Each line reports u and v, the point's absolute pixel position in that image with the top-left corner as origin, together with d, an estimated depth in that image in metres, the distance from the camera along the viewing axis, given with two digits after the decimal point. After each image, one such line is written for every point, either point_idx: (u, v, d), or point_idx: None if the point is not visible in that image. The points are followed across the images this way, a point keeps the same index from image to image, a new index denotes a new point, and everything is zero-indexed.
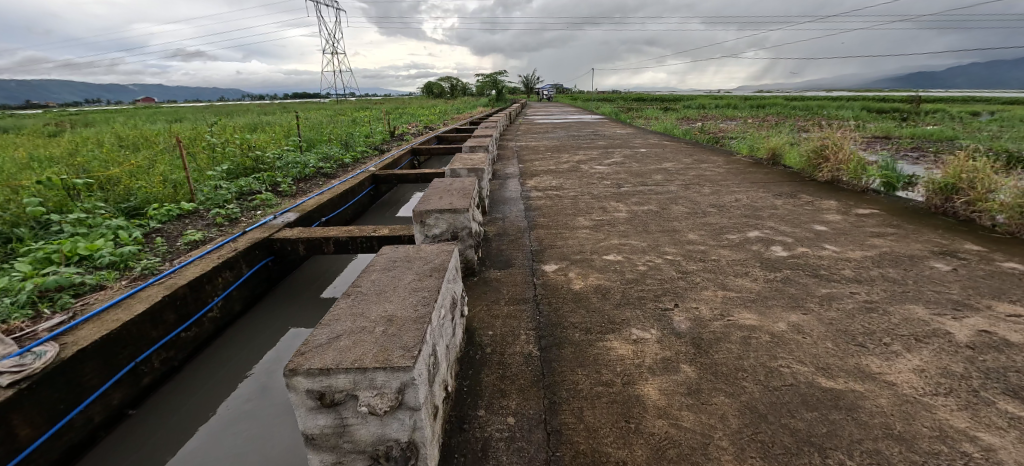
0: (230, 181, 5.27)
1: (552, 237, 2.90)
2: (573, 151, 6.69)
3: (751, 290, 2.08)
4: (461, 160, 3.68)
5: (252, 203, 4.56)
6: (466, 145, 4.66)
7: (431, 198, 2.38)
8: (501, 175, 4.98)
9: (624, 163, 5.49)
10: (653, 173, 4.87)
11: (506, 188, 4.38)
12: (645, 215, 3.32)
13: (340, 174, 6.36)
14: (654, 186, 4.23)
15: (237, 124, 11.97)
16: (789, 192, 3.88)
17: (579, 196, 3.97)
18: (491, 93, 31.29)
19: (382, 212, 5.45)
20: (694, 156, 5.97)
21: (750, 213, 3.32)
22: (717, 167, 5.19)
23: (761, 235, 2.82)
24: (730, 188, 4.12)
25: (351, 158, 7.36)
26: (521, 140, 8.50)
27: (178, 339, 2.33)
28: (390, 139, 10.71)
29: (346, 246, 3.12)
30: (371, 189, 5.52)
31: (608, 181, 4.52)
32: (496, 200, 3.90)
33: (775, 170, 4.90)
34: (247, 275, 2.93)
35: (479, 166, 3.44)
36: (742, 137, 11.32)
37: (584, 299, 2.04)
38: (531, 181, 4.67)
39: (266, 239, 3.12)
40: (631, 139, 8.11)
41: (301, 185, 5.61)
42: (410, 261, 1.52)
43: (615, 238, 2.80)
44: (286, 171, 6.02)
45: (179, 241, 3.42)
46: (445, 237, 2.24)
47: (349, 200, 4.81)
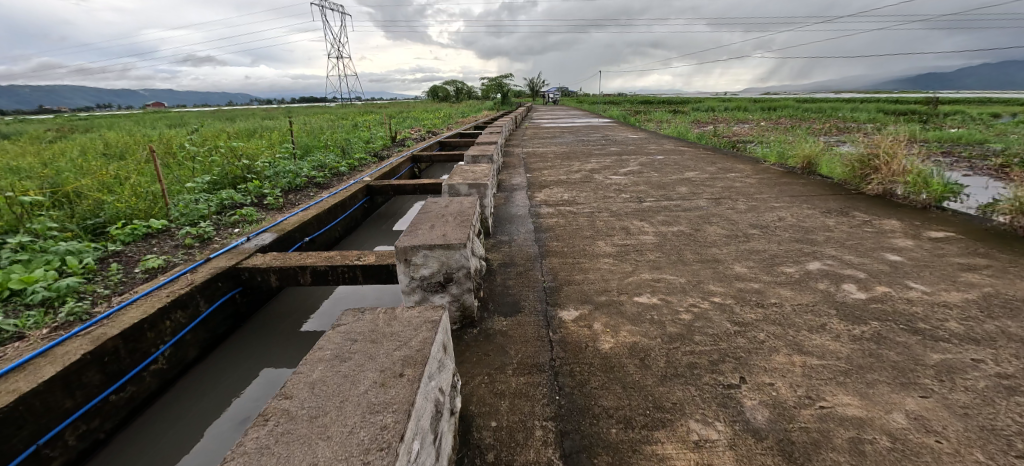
0: (212, 193, 4.85)
1: (569, 268, 2.42)
2: (584, 158, 6.19)
3: (837, 355, 1.58)
4: (461, 174, 3.21)
5: (231, 219, 4.12)
6: (468, 154, 4.19)
7: (420, 229, 1.91)
8: (508, 186, 4.51)
9: (642, 173, 4.99)
10: (678, 185, 4.37)
11: (512, 203, 3.90)
12: (677, 238, 2.82)
13: (334, 183, 5.92)
14: (680, 201, 3.73)
15: (234, 129, 11.60)
16: (841, 209, 3.36)
17: (596, 213, 3.48)
18: (497, 96, 30.86)
19: (376, 226, 4.97)
20: (718, 164, 5.46)
21: (801, 236, 2.81)
22: (747, 177, 4.68)
23: (823, 268, 2.32)
24: (768, 203, 3.61)
25: (348, 166, 6.92)
26: (528, 146, 8.04)
27: (105, 405, 1.89)
28: (391, 144, 10.29)
29: (325, 277, 2.66)
30: (365, 202, 5.06)
31: (626, 194, 4.03)
32: (502, 218, 3.42)
33: (813, 181, 4.38)
34: (206, 314, 2.48)
35: (482, 181, 2.96)
36: (760, 142, 10.76)
37: (617, 367, 1.55)
38: (540, 194, 4.19)
39: (231, 268, 2.68)
40: (645, 144, 7.60)
41: (290, 197, 5.17)
42: (376, 343, 1.05)
43: (645, 272, 2.30)
44: (275, 180, 5.59)
45: (137, 268, 2.98)
46: (437, 279, 1.76)
47: (339, 215, 4.35)
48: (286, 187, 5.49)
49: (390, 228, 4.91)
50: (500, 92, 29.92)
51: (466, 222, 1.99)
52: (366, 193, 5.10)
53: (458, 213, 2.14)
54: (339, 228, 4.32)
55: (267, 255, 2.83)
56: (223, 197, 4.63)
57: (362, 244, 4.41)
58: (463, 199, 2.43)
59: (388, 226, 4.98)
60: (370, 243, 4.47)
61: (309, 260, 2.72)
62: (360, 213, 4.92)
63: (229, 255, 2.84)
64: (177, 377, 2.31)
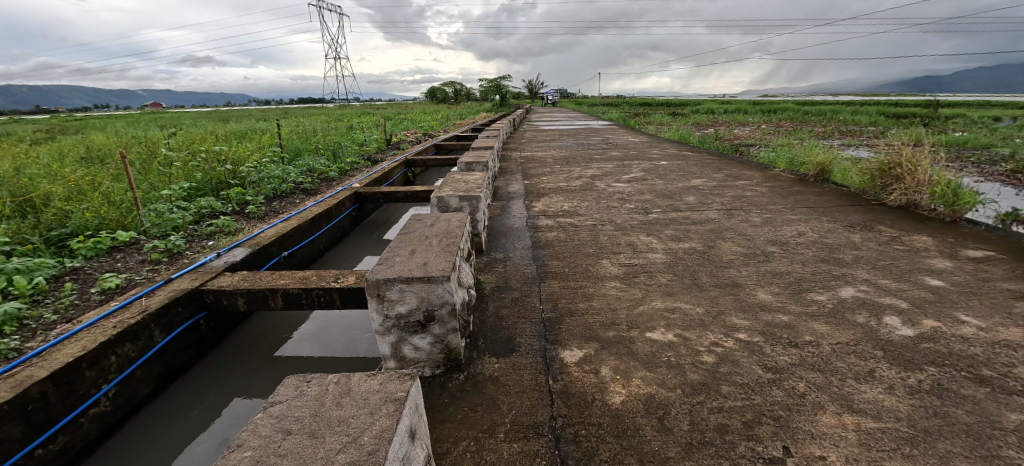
0: (190, 200, 4.56)
1: (570, 294, 2.14)
2: (584, 163, 5.92)
3: (896, 416, 1.32)
4: (453, 184, 2.93)
5: (206, 229, 3.84)
6: (462, 160, 3.91)
7: (398, 256, 1.63)
8: (504, 195, 4.23)
9: (646, 180, 4.72)
10: (685, 193, 4.10)
11: (508, 213, 3.63)
12: (690, 258, 2.55)
13: (323, 189, 5.64)
14: (689, 212, 3.46)
15: (224, 131, 11.29)
16: (864, 223, 3.10)
17: (599, 226, 3.20)
18: (496, 98, 30.58)
19: (365, 237, 4.68)
20: (725, 170, 5.20)
21: (826, 255, 2.55)
22: (757, 185, 4.42)
23: (858, 296, 2.05)
24: (784, 216, 3.35)
25: (338, 170, 6.63)
26: (526, 150, 7.78)
27: (29, 461, 1.62)
28: (385, 148, 10.03)
29: (299, 300, 2.39)
30: (354, 210, 4.78)
31: (631, 204, 3.76)
32: (497, 232, 3.14)
33: (829, 189, 4.12)
34: (163, 343, 2.20)
35: (475, 192, 2.68)
36: (764, 147, 10.53)
37: (633, 432, 1.27)
38: (539, 203, 3.92)
39: (194, 291, 2.41)
40: (647, 148, 7.35)
41: (274, 205, 4.88)
42: (316, 438, 0.78)
43: (658, 300, 2.04)
44: (260, 186, 5.31)
45: (94, 288, 2.70)
46: (416, 318, 1.49)
47: (324, 226, 4.07)
48: (270, 193, 5.20)
49: (380, 239, 4.62)
50: (499, 93, 29.64)
51: (453, 246, 1.72)
52: (355, 201, 4.81)
53: (444, 234, 1.87)
54: (324, 240, 4.04)
55: (235, 275, 2.56)
56: (201, 205, 4.33)
57: (348, 257, 4.13)
58: (452, 215, 2.16)
59: (378, 236, 4.69)
60: (357, 255, 4.19)
61: (282, 281, 2.45)
62: (348, 222, 4.62)
63: (195, 274, 2.56)
64: (127, 416, 2.03)
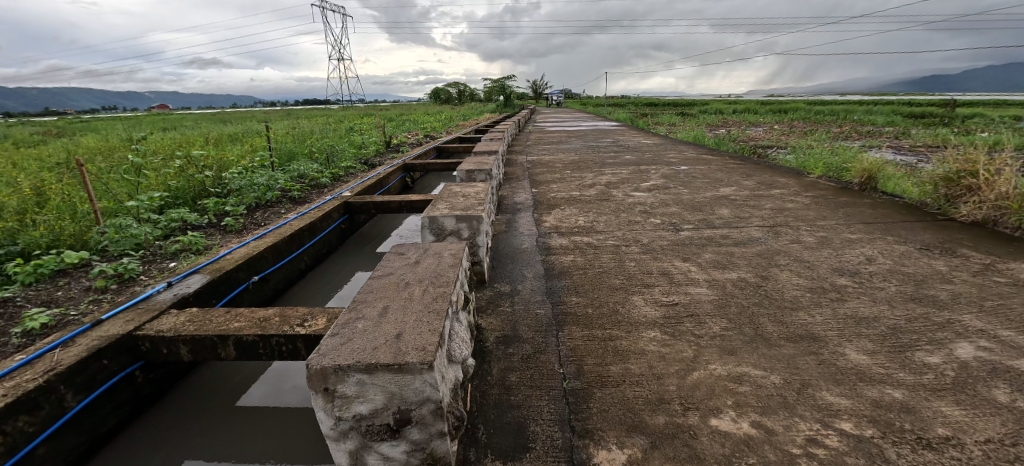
0: (162, 212, 4.12)
1: (598, 350, 1.65)
2: (597, 169, 5.42)
3: None
4: (449, 200, 2.44)
5: (172, 248, 3.38)
6: (462, 168, 3.43)
7: (361, 320, 1.15)
8: (510, 206, 3.74)
9: (669, 189, 4.21)
10: (717, 206, 3.59)
11: (515, 229, 3.15)
12: (743, 294, 2.05)
13: (312, 197, 5.19)
14: (727, 230, 2.96)
15: (218, 133, 10.89)
16: (942, 246, 2.58)
17: (623, 247, 2.70)
18: (500, 98, 30.11)
19: (355, 252, 4.19)
20: (755, 177, 4.68)
21: (915, 291, 2.04)
22: (796, 195, 3.90)
23: (982, 357, 1.54)
24: (841, 234, 2.84)
25: (331, 176, 6.17)
26: (532, 153, 7.31)
27: None
28: (384, 151, 9.60)
29: (255, 350, 1.91)
30: (343, 222, 4.29)
31: (656, 219, 3.25)
32: (502, 255, 2.65)
33: (881, 201, 3.60)
34: (75, 411, 1.74)
35: (475, 211, 2.18)
36: (783, 150, 9.99)
37: None
38: (550, 216, 3.43)
39: (127, 338, 1.95)
40: (663, 151, 6.84)
41: (256, 216, 4.42)
42: None
43: (716, 362, 1.53)
44: (242, 195, 4.86)
45: (16, 326, 2.23)
46: (387, 420, 1.01)
47: (307, 242, 3.58)
48: (254, 202, 4.74)
49: (371, 255, 4.13)
50: (503, 94, 29.18)
51: (441, 302, 1.22)
52: (344, 212, 4.33)
53: (433, 278, 1.38)
54: (306, 258, 3.55)
55: (181, 315, 2.09)
56: (172, 218, 3.88)
57: (333, 278, 3.64)
58: (444, 246, 1.66)
59: (369, 252, 4.19)
60: (343, 276, 3.69)
61: (235, 325, 1.97)
62: (335, 236, 4.14)
63: (133, 314, 2.10)
64: None
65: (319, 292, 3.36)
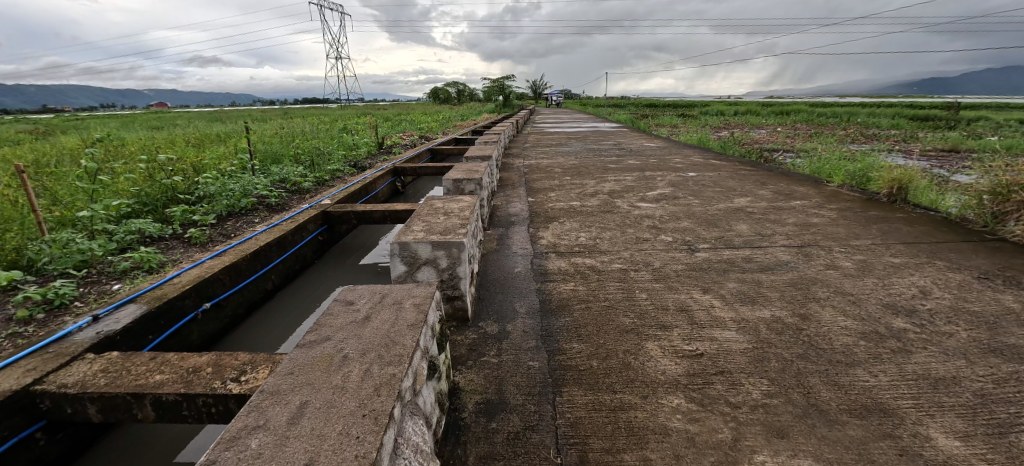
0: (119, 223, 3.73)
1: (606, 427, 1.27)
2: (598, 175, 5.04)
3: None
4: (426, 218, 2.05)
5: (120, 264, 2.99)
6: (449, 177, 3.04)
7: (260, 431, 0.77)
8: (503, 219, 3.35)
9: (678, 199, 3.84)
10: (734, 220, 3.21)
11: (508, 248, 2.76)
12: (782, 341, 1.66)
13: (291, 205, 4.80)
14: (750, 251, 2.58)
15: (203, 132, 10.45)
16: (1003, 275, 2.22)
17: (631, 273, 2.32)
18: (499, 99, 29.74)
19: (334, 266, 3.82)
20: (770, 186, 4.31)
21: (993, 340, 1.67)
22: (820, 208, 3.53)
23: None
24: (881, 259, 2.47)
25: (315, 180, 5.78)
26: (530, 156, 6.95)
27: None
28: (376, 152, 9.21)
29: (178, 410, 1.53)
30: (321, 233, 3.92)
31: (668, 236, 2.88)
32: (489, 282, 2.27)
33: (915, 216, 3.25)
34: None
35: (456, 236, 1.79)
36: (789, 154, 9.65)
37: None
38: (547, 232, 3.05)
39: (22, 394, 1.56)
40: (667, 155, 6.47)
41: (226, 227, 4.04)
42: None
43: (763, 452, 1.16)
44: (213, 201, 4.47)
45: None
46: None
47: (275, 259, 3.20)
48: (226, 210, 4.35)
49: (352, 269, 3.76)
50: (502, 94, 28.75)
51: (384, 398, 0.84)
52: (322, 222, 3.95)
53: (383, 348, 0.99)
54: (275, 277, 3.18)
55: (95, 363, 1.71)
56: (128, 230, 3.50)
57: (306, 298, 3.27)
58: (407, 290, 1.28)
59: (350, 266, 3.82)
60: (317, 295, 3.32)
61: (156, 378, 1.59)
62: (311, 249, 3.75)
63: (36, 361, 1.71)
64: None
65: (287, 316, 2.99)
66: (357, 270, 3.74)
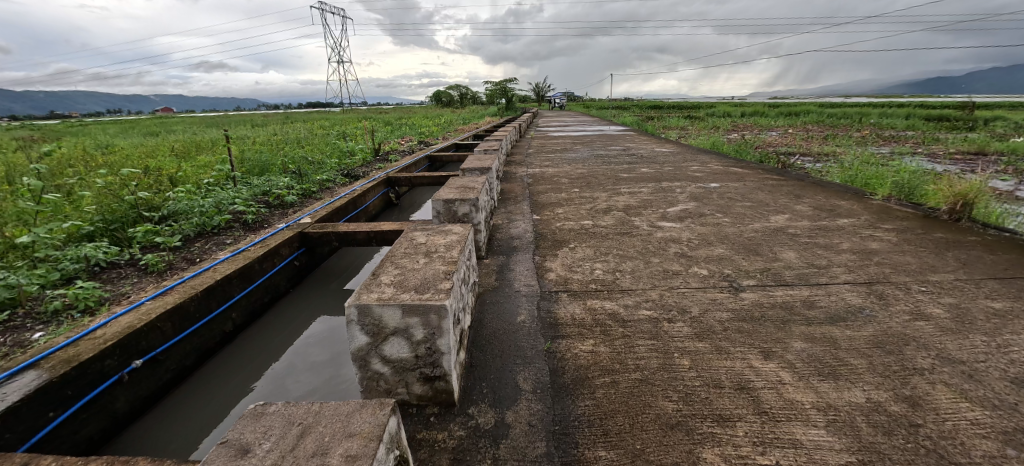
0: (68, 248, 3.28)
1: None
2: (610, 186, 4.55)
3: None
4: (400, 264, 1.57)
5: (53, 303, 2.54)
6: (439, 197, 2.56)
7: None
8: (503, 244, 2.87)
9: (705, 217, 3.34)
10: (777, 246, 2.71)
11: (509, 285, 2.28)
12: (897, 451, 1.16)
13: (270, 222, 4.35)
14: (808, 293, 2.08)
15: (194, 139, 10.09)
16: None
17: (664, 325, 1.83)
18: (502, 102, 29.34)
19: (311, 299, 3.36)
20: (807, 200, 3.80)
21: None
22: (874, 228, 3.02)
23: None
24: (978, 302, 1.96)
25: (300, 193, 5.32)
26: (534, 164, 6.47)
27: None
28: (373, 159, 8.77)
29: None
30: (298, 256, 3.46)
31: (702, 269, 2.38)
32: (486, 339, 1.78)
33: (993, 240, 2.73)
34: None
35: (436, 296, 1.30)
36: (809, 160, 9.12)
37: None
38: (555, 261, 2.56)
39: None
40: (683, 163, 5.97)
41: (193, 251, 3.59)
42: None
43: None
44: (182, 220, 4.02)
45: None
46: None
47: (238, 295, 2.74)
48: (195, 230, 3.91)
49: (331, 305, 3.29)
50: (506, 97, 28.29)
51: None
52: (299, 245, 3.47)
53: None
54: (237, 315, 2.73)
55: None
56: (74, 258, 3.05)
57: (271, 344, 2.81)
58: (342, 422, 0.80)
59: (329, 300, 3.35)
60: (284, 341, 2.86)
61: None
62: (287, 277, 3.29)
63: None
64: None
65: (243, 370, 2.54)
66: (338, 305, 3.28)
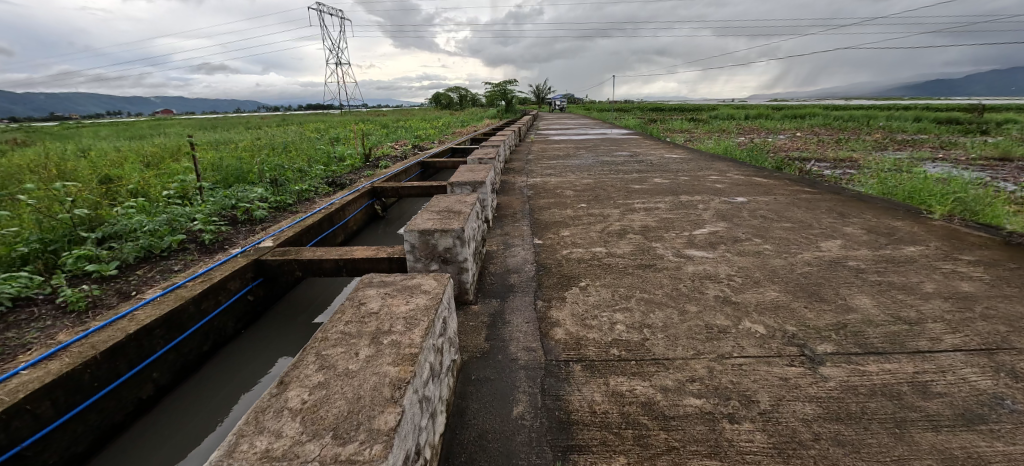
0: None
1: None
2: (621, 201, 3.99)
3: None
4: (327, 361, 0.99)
5: None
6: (415, 227, 1.99)
7: None
8: (497, 283, 2.30)
9: (740, 243, 2.78)
10: (844, 288, 2.14)
11: (503, 349, 1.71)
12: None
13: (232, 242, 3.78)
14: (914, 372, 1.51)
15: (174, 144, 9.50)
16: None
17: (725, 429, 1.26)
18: (502, 104, 28.86)
19: (269, 341, 2.79)
20: (855, 220, 3.23)
21: None
22: (953, 261, 2.47)
23: None
24: None
25: (273, 206, 4.77)
26: (535, 172, 5.93)
27: None
28: (362, 165, 8.22)
29: None
30: (255, 287, 2.89)
31: (758, 324, 1.81)
32: (467, 454, 1.21)
33: None
34: None
35: (366, 450, 0.74)
36: (826, 167, 8.59)
37: None
38: (563, 309, 1.99)
39: None
40: (699, 172, 5.42)
41: (130, 282, 3.01)
42: None
43: None
44: (127, 241, 3.45)
45: None
46: None
47: (161, 349, 2.16)
48: (140, 253, 3.33)
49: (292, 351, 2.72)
50: (506, 99, 27.80)
51: None
52: (255, 275, 2.90)
53: None
54: (159, 375, 2.15)
55: None
56: None
57: (207, 406, 2.23)
58: None
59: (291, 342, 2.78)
60: (225, 403, 2.28)
61: None
62: (237, 317, 2.71)
63: None
64: None
65: (162, 448, 1.95)
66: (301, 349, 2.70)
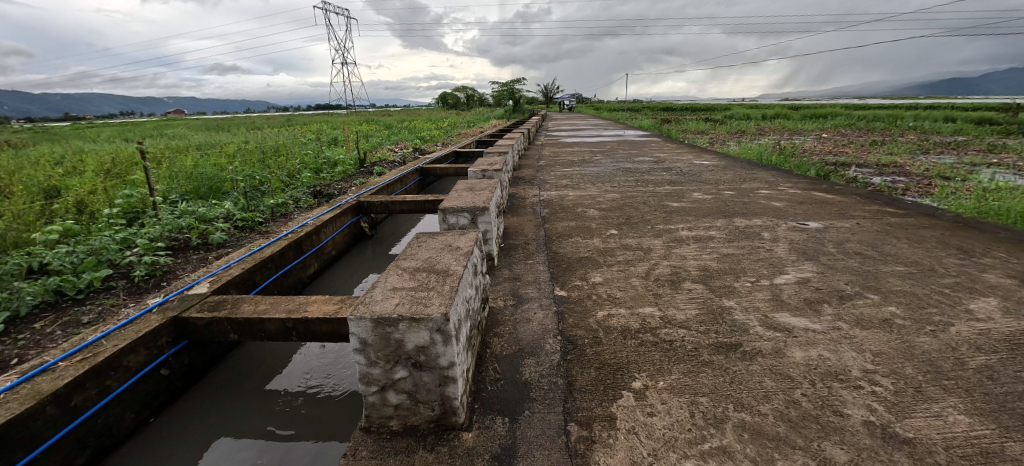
0: None
1: None
2: (662, 226, 3.17)
3: None
4: None
5: None
6: (367, 312, 1.18)
7: None
8: (504, 381, 1.50)
9: (853, 304, 1.94)
10: None
11: None
12: None
13: (175, 278, 3.02)
14: None
15: (157, 146, 8.81)
16: None
17: None
18: (510, 104, 28.01)
19: (202, 426, 2.05)
20: (992, 263, 2.38)
21: None
22: None
23: None
24: None
25: (240, 226, 4.02)
26: (549, 182, 5.13)
27: None
28: (357, 170, 7.49)
29: None
30: (176, 355, 2.13)
31: None
32: None
33: None
34: None
35: None
36: (872, 174, 7.69)
37: None
38: (615, 450, 1.18)
39: None
40: (744, 184, 4.57)
41: (18, 341, 2.26)
42: None
43: None
44: (35, 279, 2.71)
45: None
46: None
47: None
48: (46, 298, 2.58)
49: (237, 430, 2.02)
50: (513, 99, 26.97)
51: None
52: (173, 339, 2.13)
53: None
54: None
55: None
56: None
57: None
58: None
59: (239, 416, 2.09)
60: None
61: None
62: (142, 401, 1.96)
63: None
64: None
65: None
66: (257, 423, 2.05)
